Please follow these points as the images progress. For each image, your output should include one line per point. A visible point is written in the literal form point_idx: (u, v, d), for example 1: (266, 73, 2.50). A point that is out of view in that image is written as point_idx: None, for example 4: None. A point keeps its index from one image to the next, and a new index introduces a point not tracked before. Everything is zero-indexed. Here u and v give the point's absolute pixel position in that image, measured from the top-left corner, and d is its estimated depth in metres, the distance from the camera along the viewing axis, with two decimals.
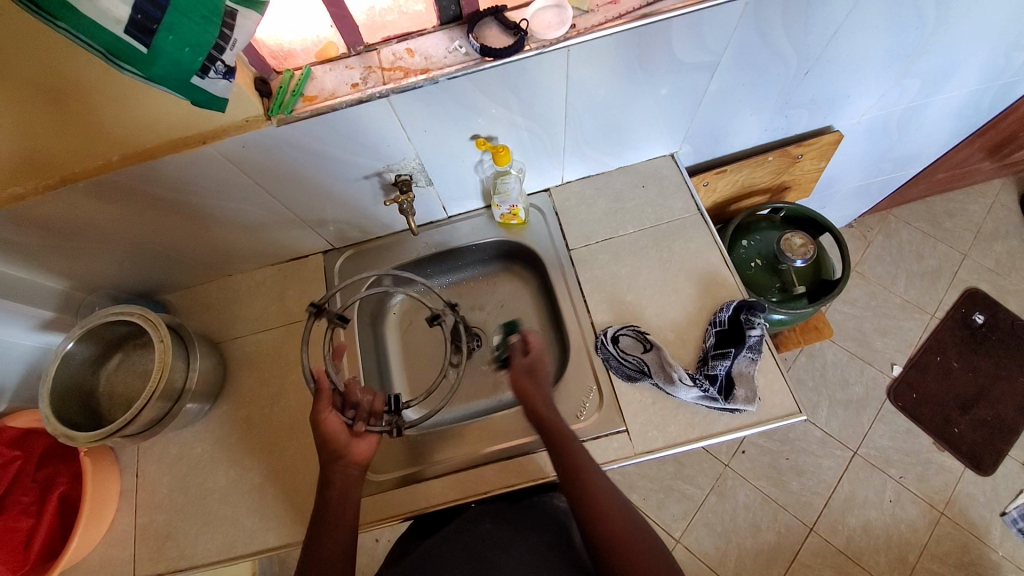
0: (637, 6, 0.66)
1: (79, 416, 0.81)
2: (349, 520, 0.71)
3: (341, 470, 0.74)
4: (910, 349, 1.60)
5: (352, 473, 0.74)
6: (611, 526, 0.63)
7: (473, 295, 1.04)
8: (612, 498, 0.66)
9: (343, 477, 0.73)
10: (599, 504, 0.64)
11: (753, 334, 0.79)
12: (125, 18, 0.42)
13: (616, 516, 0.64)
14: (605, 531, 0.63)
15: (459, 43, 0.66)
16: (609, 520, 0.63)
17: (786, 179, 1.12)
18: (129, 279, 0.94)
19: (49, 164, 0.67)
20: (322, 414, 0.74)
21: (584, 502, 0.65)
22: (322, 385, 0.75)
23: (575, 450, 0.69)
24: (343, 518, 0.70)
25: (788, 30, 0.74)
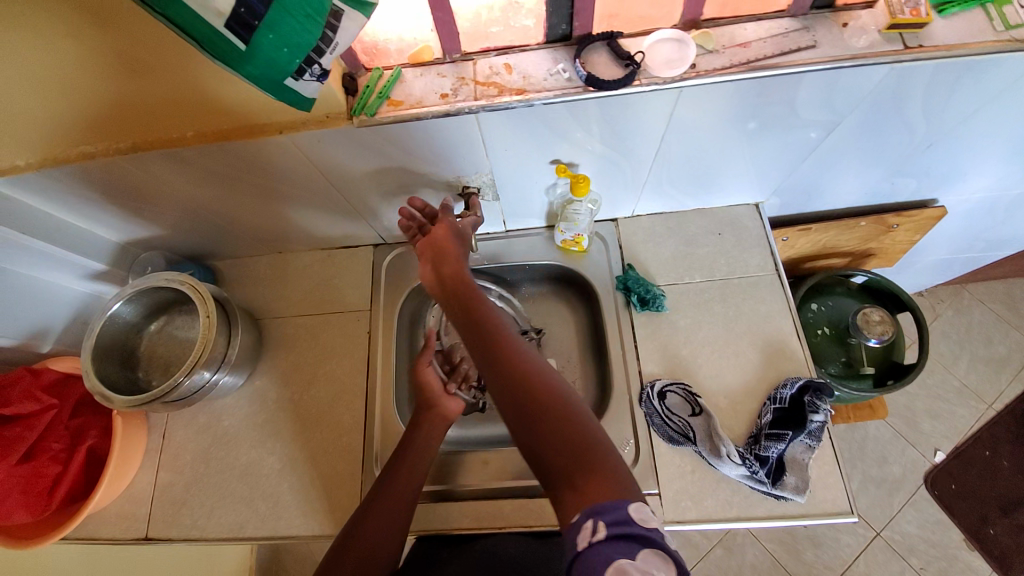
0: (770, 53, 0.60)
1: (119, 376, 0.82)
2: (419, 476, 0.70)
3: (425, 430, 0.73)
4: (959, 438, 1.49)
5: (423, 441, 0.73)
6: (535, 414, 0.52)
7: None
8: (543, 376, 0.54)
9: (422, 437, 0.73)
10: (529, 384, 0.53)
11: (814, 420, 0.73)
12: (227, 12, 0.39)
13: (551, 401, 0.53)
14: (530, 416, 0.52)
15: (563, 66, 0.61)
16: (535, 400, 0.52)
17: (872, 246, 1.03)
18: (182, 241, 0.93)
19: (124, 129, 0.65)
20: (423, 363, 0.78)
21: (502, 385, 0.54)
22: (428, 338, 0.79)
23: (486, 321, 0.58)
24: (403, 482, 0.69)
25: (926, 99, 0.66)
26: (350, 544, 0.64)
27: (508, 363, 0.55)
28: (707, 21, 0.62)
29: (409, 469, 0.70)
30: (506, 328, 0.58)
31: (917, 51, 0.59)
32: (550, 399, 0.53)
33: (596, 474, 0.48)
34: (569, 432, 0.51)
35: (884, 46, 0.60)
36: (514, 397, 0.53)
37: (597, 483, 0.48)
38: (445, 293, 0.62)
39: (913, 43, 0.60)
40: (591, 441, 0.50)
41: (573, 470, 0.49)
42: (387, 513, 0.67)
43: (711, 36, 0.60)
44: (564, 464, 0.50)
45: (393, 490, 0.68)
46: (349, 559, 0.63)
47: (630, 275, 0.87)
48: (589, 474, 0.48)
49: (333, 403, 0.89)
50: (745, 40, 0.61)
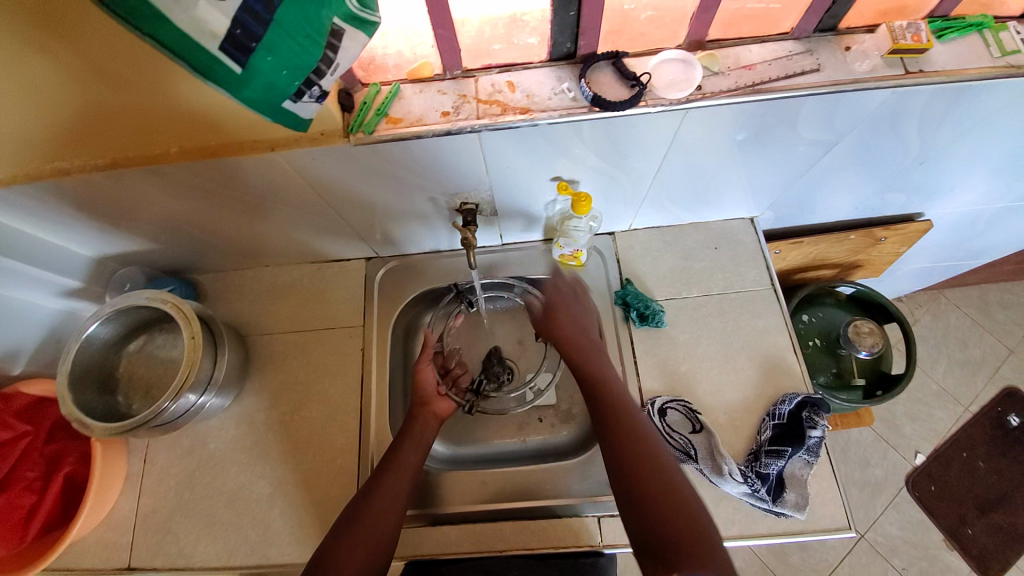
0: (775, 76, 0.60)
1: (98, 401, 0.77)
2: (420, 454, 0.75)
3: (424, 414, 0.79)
4: (938, 440, 1.53)
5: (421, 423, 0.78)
6: (648, 480, 0.63)
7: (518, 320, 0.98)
8: (653, 454, 0.65)
9: (423, 424, 0.78)
10: (637, 468, 0.64)
11: (813, 435, 0.74)
12: (222, 33, 0.37)
13: (665, 471, 0.64)
14: (643, 479, 0.63)
15: (568, 85, 0.60)
16: (643, 471, 0.64)
17: (861, 258, 1.05)
18: (163, 255, 0.89)
19: (103, 146, 0.62)
20: (420, 364, 0.84)
21: (619, 455, 0.66)
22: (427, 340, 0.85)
23: (616, 399, 0.70)
24: (406, 461, 0.73)
25: (923, 120, 0.67)
26: (361, 516, 0.66)
27: (626, 441, 0.66)
28: (713, 42, 0.62)
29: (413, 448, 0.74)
30: (633, 408, 0.70)
31: (917, 76, 0.60)
32: (657, 458, 0.65)
33: (690, 555, 0.57)
34: (672, 490, 0.62)
35: (886, 70, 0.60)
36: (626, 470, 0.64)
37: (691, 560, 0.56)
38: (575, 368, 0.74)
39: (913, 68, 0.61)
40: (692, 528, 0.59)
41: (674, 517, 0.60)
42: (395, 486, 0.70)
43: (716, 58, 0.60)
44: (659, 541, 0.59)
45: (400, 468, 0.72)
46: (363, 530, 0.65)
47: (627, 290, 0.86)
48: (683, 556, 0.57)
49: (325, 423, 0.86)
50: (750, 62, 0.61)
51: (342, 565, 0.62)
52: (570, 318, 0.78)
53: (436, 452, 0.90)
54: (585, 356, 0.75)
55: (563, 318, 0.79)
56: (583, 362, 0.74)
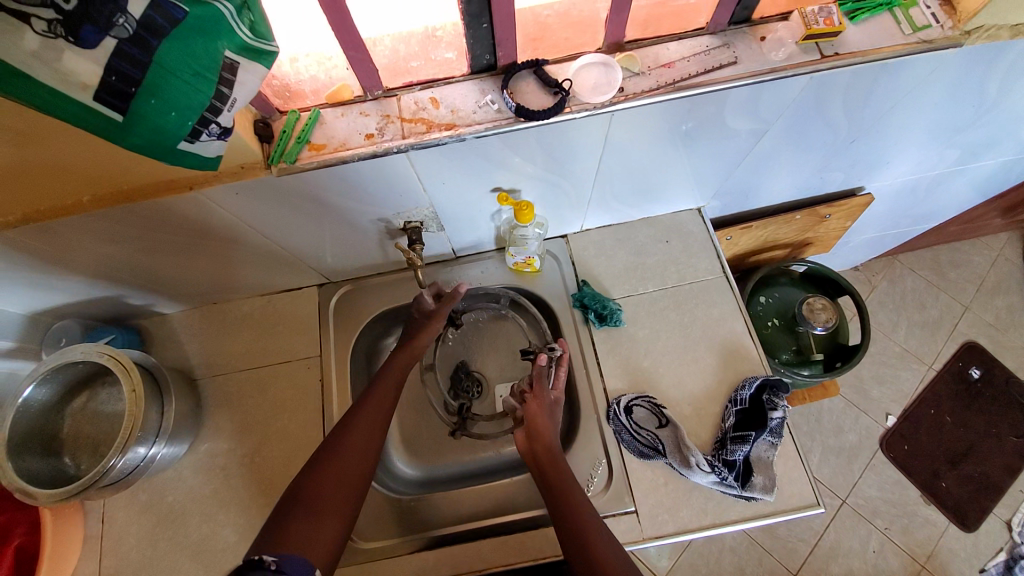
0: (694, 72, 0.60)
1: (42, 467, 0.73)
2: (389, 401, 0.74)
3: (396, 364, 0.78)
4: (906, 400, 1.58)
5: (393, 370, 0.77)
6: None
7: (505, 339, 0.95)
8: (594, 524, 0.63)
9: (395, 375, 0.76)
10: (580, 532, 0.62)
11: (774, 417, 0.74)
12: (95, 83, 0.35)
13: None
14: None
15: (492, 97, 0.59)
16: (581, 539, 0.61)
17: (809, 235, 1.08)
18: (100, 304, 0.85)
19: (10, 202, 0.58)
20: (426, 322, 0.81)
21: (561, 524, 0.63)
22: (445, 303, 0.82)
23: (578, 504, 0.65)
24: (376, 409, 0.71)
25: (846, 102, 0.69)
26: (337, 452, 0.65)
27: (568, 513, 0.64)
28: (631, 42, 0.62)
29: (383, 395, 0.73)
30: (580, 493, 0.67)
31: (833, 59, 0.62)
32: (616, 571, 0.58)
33: None
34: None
35: (802, 57, 0.62)
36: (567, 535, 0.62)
37: None
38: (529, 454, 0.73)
39: (828, 51, 0.62)
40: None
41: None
42: (368, 426, 0.69)
43: (635, 59, 0.61)
44: None
45: (370, 413, 0.70)
46: (340, 464, 0.64)
47: (585, 292, 0.86)
48: None
49: (290, 460, 0.83)
50: (669, 60, 0.61)
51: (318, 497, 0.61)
52: (539, 416, 0.76)
53: (407, 475, 0.89)
54: (552, 464, 0.71)
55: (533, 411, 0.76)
56: (551, 467, 0.70)
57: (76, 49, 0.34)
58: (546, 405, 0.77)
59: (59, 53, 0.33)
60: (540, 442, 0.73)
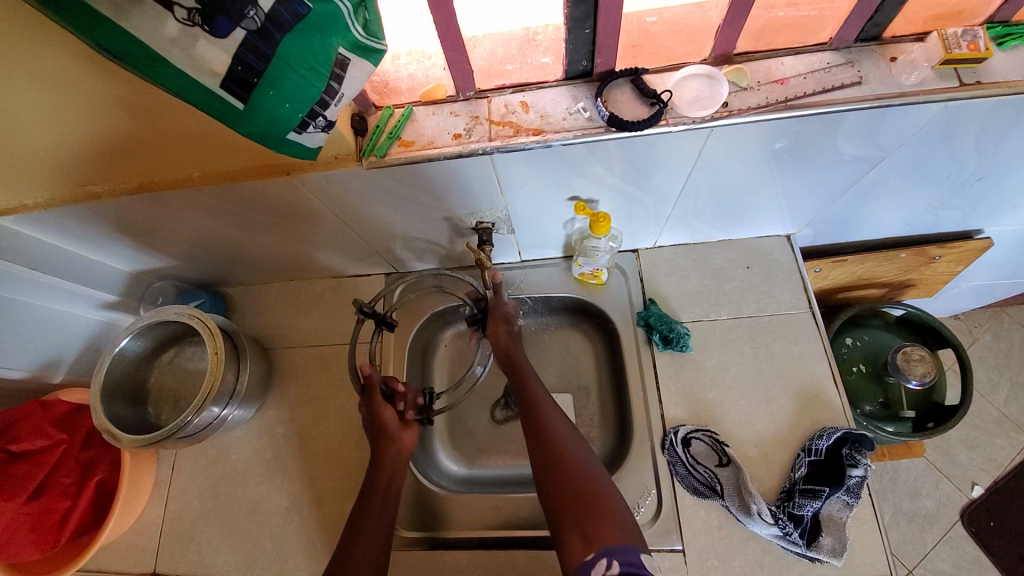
0: (810, 91, 0.55)
1: (129, 413, 0.80)
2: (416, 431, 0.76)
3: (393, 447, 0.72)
4: (998, 471, 1.36)
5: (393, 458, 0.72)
6: (566, 499, 0.59)
7: (560, 350, 0.93)
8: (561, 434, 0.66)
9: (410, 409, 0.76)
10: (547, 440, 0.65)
11: (853, 475, 0.67)
12: (222, 71, 0.38)
13: (590, 487, 0.60)
14: (562, 491, 0.60)
15: (583, 105, 0.58)
16: (550, 445, 0.64)
17: (912, 277, 0.97)
18: (192, 270, 0.92)
19: (133, 171, 0.64)
20: (376, 406, 0.74)
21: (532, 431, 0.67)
22: (371, 380, 0.74)
23: (547, 416, 0.68)
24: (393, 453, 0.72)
25: (983, 135, 0.61)
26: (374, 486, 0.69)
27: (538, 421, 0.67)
28: (740, 55, 0.58)
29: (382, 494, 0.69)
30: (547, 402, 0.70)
31: (974, 88, 0.55)
32: (579, 476, 0.61)
33: (603, 522, 0.57)
34: (592, 501, 0.59)
35: (937, 83, 0.55)
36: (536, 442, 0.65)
37: (601, 526, 0.56)
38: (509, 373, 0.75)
39: (969, 79, 0.55)
40: (592, 493, 0.60)
41: (583, 520, 0.57)
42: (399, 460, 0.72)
43: (745, 72, 0.57)
44: (574, 512, 0.58)
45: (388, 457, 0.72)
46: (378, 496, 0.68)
47: (649, 310, 0.83)
48: (592, 522, 0.57)
49: (343, 438, 0.86)
50: (781, 76, 0.57)
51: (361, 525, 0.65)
52: (502, 332, 0.77)
53: (450, 472, 0.89)
54: (523, 382, 0.73)
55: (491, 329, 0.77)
56: (520, 381, 0.73)
57: (209, 38, 0.36)
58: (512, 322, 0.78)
59: (195, 41, 0.36)
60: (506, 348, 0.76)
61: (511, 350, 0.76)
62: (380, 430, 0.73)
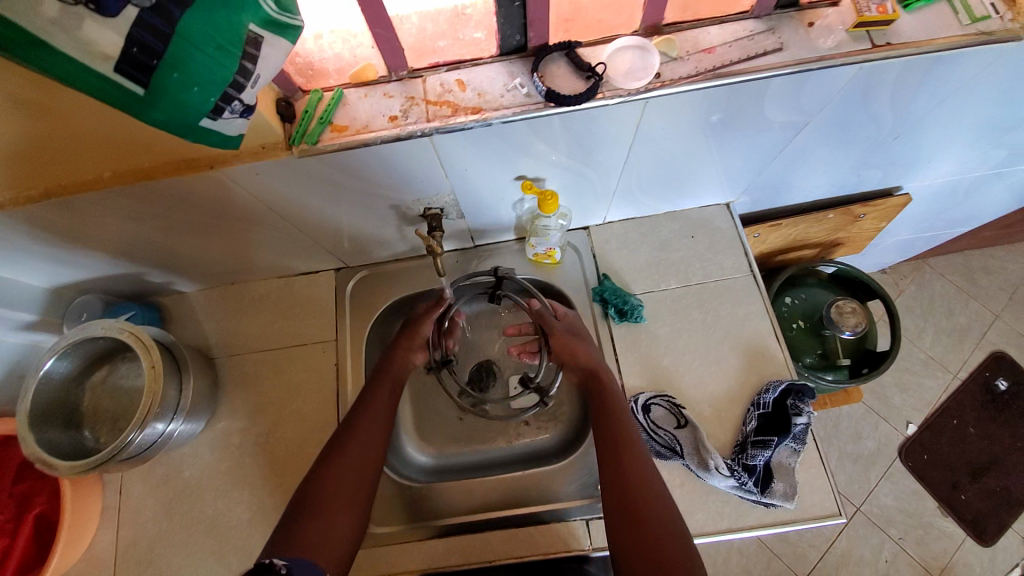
0: (736, 59, 0.57)
1: (62, 440, 0.74)
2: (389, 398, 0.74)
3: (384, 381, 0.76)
4: (927, 409, 1.50)
5: (379, 397, 0.74)
6: (628, 519, 0.61)
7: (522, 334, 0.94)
8: (637, 460, 0.66)
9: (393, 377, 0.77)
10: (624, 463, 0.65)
11: (798, 423, 0.72)
12: (116, 54, 0.34)
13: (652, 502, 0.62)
14: (632, 513, 0.62)
15: (520, 81, 0.57)
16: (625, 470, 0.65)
17: (840, 235, 1.04)
18: (118, 281, 0.85)
19: (33, 175, 0.58)
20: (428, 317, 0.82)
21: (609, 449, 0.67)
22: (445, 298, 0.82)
23: (628, 440, 0.68)
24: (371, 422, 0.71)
25: (894, 96, 0.65)
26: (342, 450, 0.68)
27: (620, 443, 0.67)
28: (669, 25, 0.59)
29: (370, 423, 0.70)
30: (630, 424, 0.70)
31: (885, 49, 0.58)
32: (652, 505, 0.62)
33: (661, 551, 0.58)
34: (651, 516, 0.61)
35: (852, 45, 0.58)
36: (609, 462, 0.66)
37: (663, 553, 0.58)
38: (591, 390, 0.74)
39: (881, 41, 0.59)
40: (665, 523, 0.61)
41: (646, 548, 0.59)
42: (372, 423, 0.71)
43: (674, 43, 0.58)
44: (631, 533, 0.60)
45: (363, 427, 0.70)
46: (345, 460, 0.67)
47: (603, 284, 0.85)
48: (656, 549, 0.59)
49: (304, 442, 0.83)
50: (709, 45, 0.58)
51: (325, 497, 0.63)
52: (575, 346, 0.77)
53: (421, 462, 0.88)
54: (604, 406, 0.71)
55: (567, 346, 0.77)
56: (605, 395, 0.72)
57: (97, 17, 0.32)
58: (575, 332, 0.79)
59: (80, 21, 0.32)
60: (587, 361, 0.76)
61: (596, 368, 0.75)
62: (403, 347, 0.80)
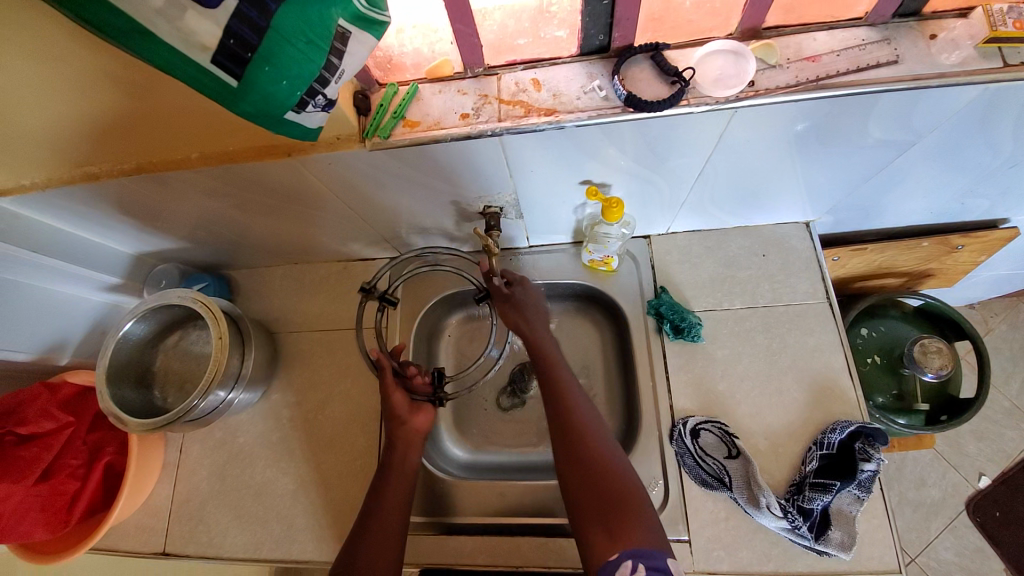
0: (843, 69, 0.52)
1: (134, 397, 0.79)
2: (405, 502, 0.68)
3: (392, 492, 0.68)
4: (1007, 462, 1.34)
5: (386, 506, 0.66)
6: (593, 493, 0.58)
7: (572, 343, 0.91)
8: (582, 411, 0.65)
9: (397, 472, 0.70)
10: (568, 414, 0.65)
11: (865, 470, 0.65)
12: (214, 45, 0.35)
13: (621, 489, 0.58)
14: (586, 467, 0.60)
15: (599, 83, 0.55)
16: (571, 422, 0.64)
17: (931, 266, 0.94)
18: (193, 253, 0.90)
19: (128, 151, 0.61)
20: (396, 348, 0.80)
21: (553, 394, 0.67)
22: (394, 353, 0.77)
23: (568, 393, 0.67)
24: (382, 528, 0.64)
25: (1022, 121, 0.57)
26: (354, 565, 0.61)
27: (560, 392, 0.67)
28: (769, 29, 0.54)
29: (381, 535, 0.63)
30: (564, 375, 0.69)
31: (1021, 68, 0.51)
32: (605, 461, 0.60)
33: (629, 520, 0.55)
34: (619, 500, 0.57)
35: (979, 63, 0.51)
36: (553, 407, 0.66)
37: (628, 525, 0.55)
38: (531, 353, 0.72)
39: (1015, 60, 0.51)
40: (621, 485, 0.58)
41: (608, 516, 0.56)
42: (386, 531, 0.64)
43: (774, 48, 0.53)
44: (600, 506, 0.57)
45: (375, 536, 0.63)
46: None
47: (659, 300, 0.81)
48: (620, 520, 0.56)
49: (349, 424, 0.86)
50: (813, 53, 0.53)
51: None
52: (521, 309, 0.75)
53: (457, 457, 0.88)
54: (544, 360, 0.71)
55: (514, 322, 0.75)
56: (544, 361, 0.70)
57: (198, 9, 0.33)
58: (532, 300, 0.76)
59: (183, 12, 0.33)
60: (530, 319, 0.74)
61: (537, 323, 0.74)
62: (389, 412, 0.74)
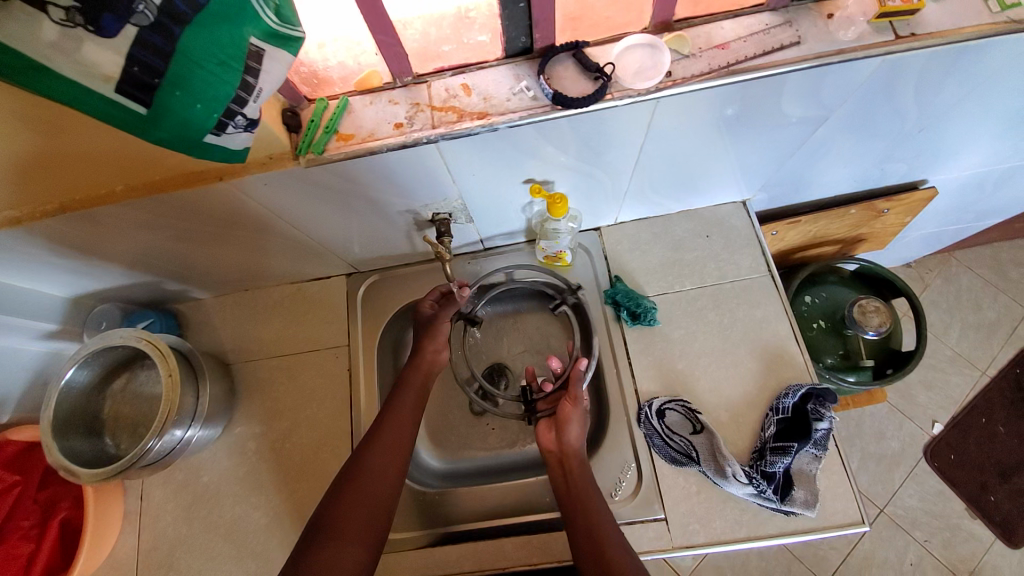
0: (752, 54, 0.55)
1: (85, 447, 0.75)
2: (413, 411, 0.74)
3: (398, 414, 0.73)
4: (954, 407, 1.44)
5: (393, 420, 0.72)
6: None
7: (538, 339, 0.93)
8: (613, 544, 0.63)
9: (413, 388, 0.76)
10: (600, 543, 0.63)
11: (819, 428, 0.70)
12: (117, 75, 0.35)
13: None
14: None
15: (527, 83, 0.56)
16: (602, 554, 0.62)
17: (863, 231, 1.00)
18: (135, 290, 0.86)
19: (47, 191, 0.58)
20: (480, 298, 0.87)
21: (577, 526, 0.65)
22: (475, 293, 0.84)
23: (598, 523, 0.65)
24: (387, 441, 0.70)
25: (919, 88, 0.62)
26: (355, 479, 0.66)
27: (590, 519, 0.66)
28: (680, 22, 0.57)
29: (387, 449, 0.69)
30: (596, 507, 0.67)
31: (909, 40, 0.55)
32: None
33: None
34: None
35: (874, 37, 0.56)
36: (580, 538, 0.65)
37: None
38: (563, 484, 0.71)
39: (903, 32, 0.56)
40: None
41: None
42: (393, 441, 0.70)
43: (686, 39, 0.56)
44: None
45: (381, 447, 0.69)
46: (360, 487, 0.66)
47: (616, 286, 0.83)
48: None
49: (319, 447, 0.84)
50: (723, 40, 0.56)
51: (342, 519, 0.63)
52: (572, 419, 0.73)
53: (432, 467, 0.88)
54: (571, 483, 0.70)
55: (564, 421, 0.73)
56: (573, 492, 0.69)
57: (96, 39, 0.33)
58: (577, 408, 0.74)
59: (80, 43, 0.32)
60: (568, 444, 0.72)
61: (572, 451, 0.72)
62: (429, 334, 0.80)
